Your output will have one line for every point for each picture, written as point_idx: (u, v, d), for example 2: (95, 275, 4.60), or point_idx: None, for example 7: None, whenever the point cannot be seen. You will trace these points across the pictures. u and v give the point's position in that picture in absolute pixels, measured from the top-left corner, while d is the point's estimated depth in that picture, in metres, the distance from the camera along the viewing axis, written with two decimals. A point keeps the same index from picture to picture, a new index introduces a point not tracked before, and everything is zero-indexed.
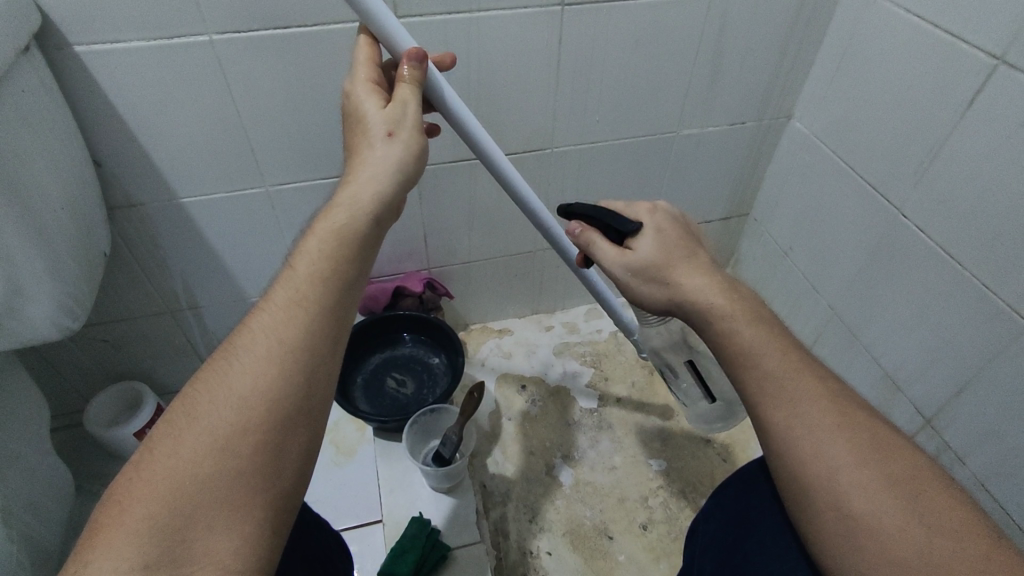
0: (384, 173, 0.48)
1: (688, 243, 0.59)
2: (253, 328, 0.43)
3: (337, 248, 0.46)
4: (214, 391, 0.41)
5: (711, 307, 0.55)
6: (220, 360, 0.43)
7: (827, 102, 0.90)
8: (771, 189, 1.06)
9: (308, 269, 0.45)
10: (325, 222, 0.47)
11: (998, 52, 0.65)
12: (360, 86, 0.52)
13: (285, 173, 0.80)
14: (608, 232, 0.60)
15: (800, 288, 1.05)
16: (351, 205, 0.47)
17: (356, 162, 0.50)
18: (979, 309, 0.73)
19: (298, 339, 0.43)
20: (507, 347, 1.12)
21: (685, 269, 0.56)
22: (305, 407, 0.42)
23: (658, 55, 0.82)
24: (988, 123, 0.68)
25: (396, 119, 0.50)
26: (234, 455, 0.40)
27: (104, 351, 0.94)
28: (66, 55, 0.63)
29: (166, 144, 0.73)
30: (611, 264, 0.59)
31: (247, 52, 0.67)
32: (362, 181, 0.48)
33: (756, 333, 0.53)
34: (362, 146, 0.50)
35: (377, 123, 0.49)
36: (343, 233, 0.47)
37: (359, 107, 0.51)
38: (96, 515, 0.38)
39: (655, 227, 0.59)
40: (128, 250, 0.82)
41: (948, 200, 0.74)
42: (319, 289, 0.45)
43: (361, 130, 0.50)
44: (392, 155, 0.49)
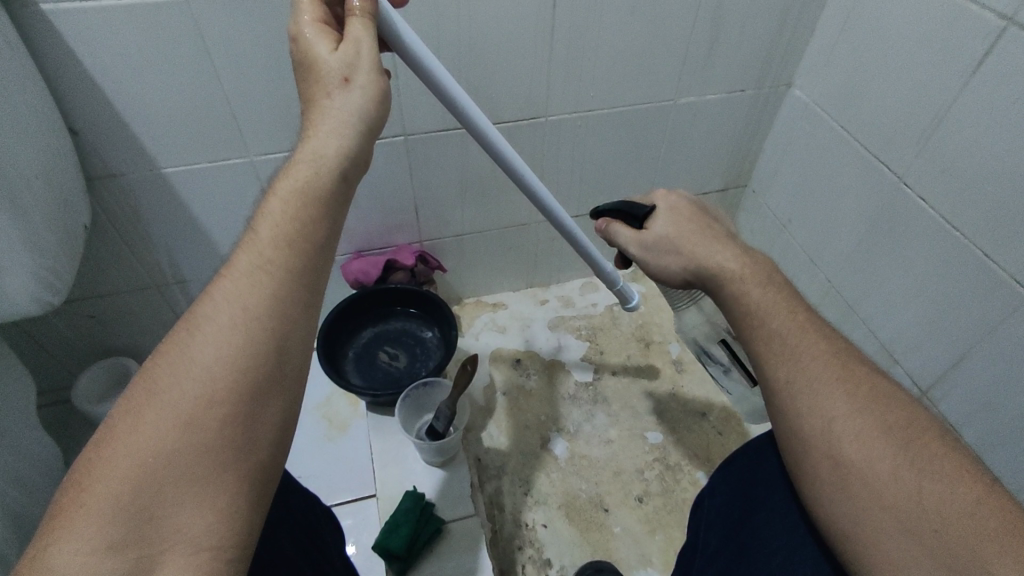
0: (347, 120, 0.46)
1: (702, 219, 0.60)
2: (215, 297, 0.41)
3: (302, 207, 0.44)
4: (176, 363, 0.39)
5: (723, 267, 0.56)
6: (182, 332, 0.41)
7: (830, 67, 0.87)
8: (768, 159, 1.04)
9: (270, 233, 0.43)
10: (287, 182, 0.45)
11: (1009, 11, 0.63)
12: (308, 27, 0.47)
13: (270, 142, 0.77)
14: (629, 217, 0.60)
15: (797, 260, 1.03)
16: (313, 162, 0.45)
17: (315, 114, 0.47)
18: (978, 280, 0.72)
19: (265, 305, 0.41)
20: (500, 322, 1.11)
21: (694, 237, 0.58)
22: (277, 376, 0.41)
23: (656, 19, 0.79)
24: (996, 86, 0.66)
25: (351, 62, 0.46)
26: (202, 428, 0.38)
27: (90, 326, 0.92)
28: (33, 14, 0.60)
29: (144, 111, 0.70)
30: (634, 248, 0.60)
31: (225, 13, 0.64)
32: (322, 135, 0.46)
33: (765, 292, 0.54)
34: (319, 96, 0.46)
35: (331, 68, 0.46)
36: (311, 192, 0.45)
37: (311, 52, 0.46)
38: (59, 494, 0.37)
39: (669, 207, 0.60)
40: (110, 222, 0.80)
41: (951, 168, 0.72)
42: (285, 251, 0.43)
43: (315, 78, 0.47)
44: (351, 104, 0.46)
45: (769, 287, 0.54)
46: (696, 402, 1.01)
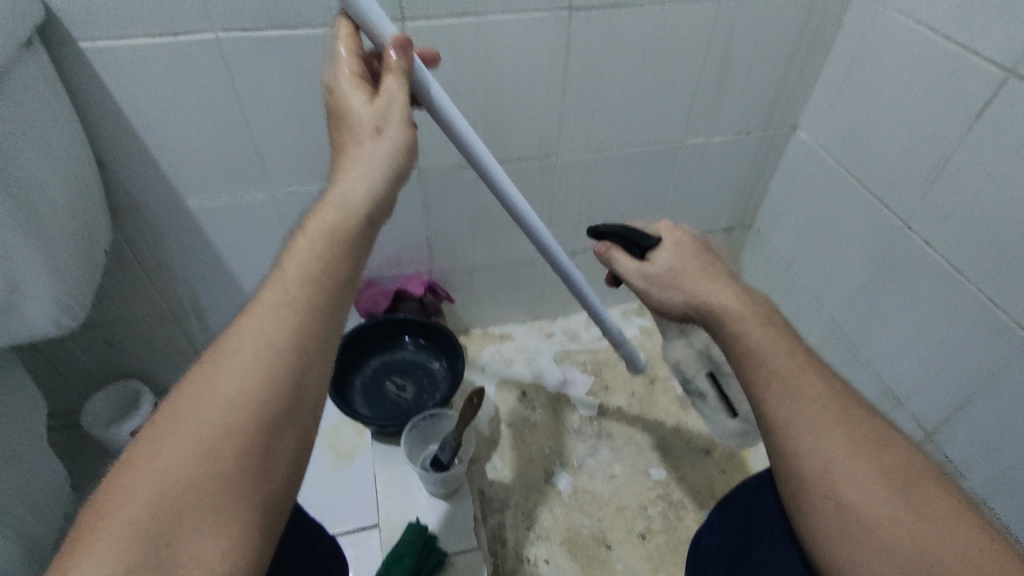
0: (374, 166, 0.48)
1: (706, 256, 0.60)
2: (241, 330, 0.43)
3: (328, 248, 0.46)
4: (201, 393, 0.41)
5: (725, 306, 0.56)
6: (207, 362, 0.42)
7: (834, 113, 0.89)
8: (773, 200, 1.06)
9: (297, 270, 0.44)
10: (316, 222, 0.47)
11: (1008, 65, 0.65)
12: (343, 79, 0.50)
13: (289, 175, 0.80)
14: (631, 245, 0.61)
15: (802, 299, 1.04)
16: (342, 205, 0.47)
17: (345, 160, 0.49)
18: (982, 324, 0.73)
19: (288, 340, 0.42)
20: (507, 354, 1.12)
21: (697, 274, 0.58)
22: (295, 409, 0.42)
23: (665, 65, 0.82)
24: (996, 137, 0.67)
25: (383, 115, 0.48)
26: (221, 457, 0.39)
27: (102, 351, 0.94)
28: (71, 52, 0.62)
29: (170, 143, 0.72)
30: (635, 277, 0.60)
31: (254, 52, 0.67)
32: (350, 180, 0.48)
33: (766, 331, 0.54)
34: (350, 144, 0.49)
35: (364, 120, 0.48)
36: (337, 234, 0.46)
37: (345, 103, 0.49)
38: (80, 518, 0.38)
39: (675, 241, 0.61)
40: (129, 249, 0.82)
41: (955, 213, 0.74)
42: (308, 291, 0.44)
43: (348, 127, 0.49)
44: (380, 153, 0.48)
45: (775, 328, 0.55)
46: (700, 439, 1.01)
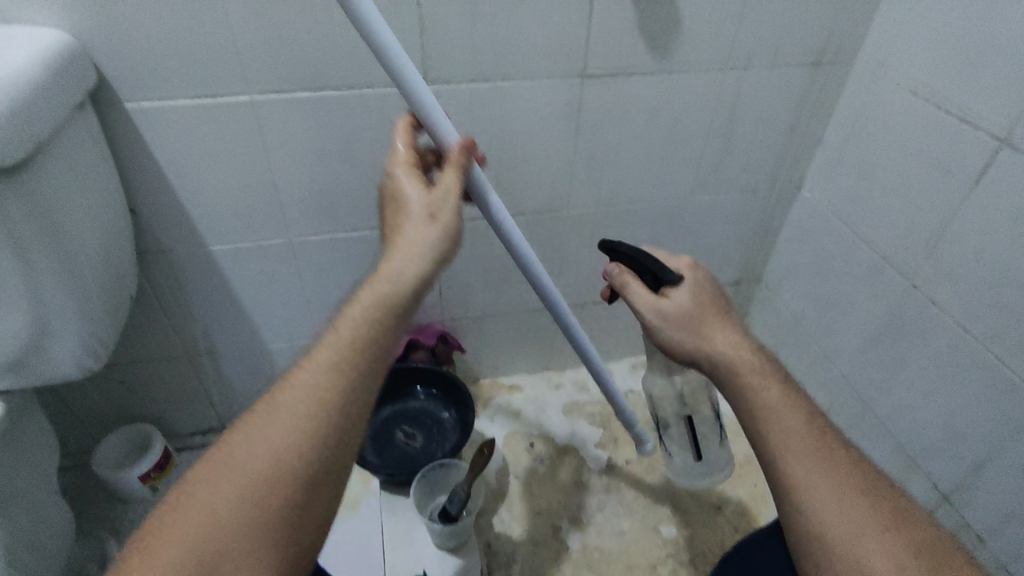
0: (424, 245, 0.49)
1: (722, 302, 0.60)
2: (294, 384, 0.44)
3: (380, 318, 0.47)
4: (251, 443, 0.42)
5: (740, 360, 0.56)
6: (258, 412, 0.44)
7: (837, 174, 0.93)
8: (780, 255, 1.08)
9: (351, 332, 0.46)
10: (369, 292, 0.48)
11: (1002, 134, 0.68)
12: (401, 170, 0.54)
13: (312, 226, 0.83)
14: (648, 279, 0.59)
15: (811, 354, 1.05)
16: (393, 280, 0.48)
17: (396, 240, 0.50)
18: (993, 384, 0.73)
19: (336, 400, 0.44)
20: (516, 404, 1.12)
21: (714, 321, 0.58)
22: (335, 467, 0.43)
23: (673, 127, 0.86)
24: (996, 201, 0.70)
25: (438, 204, 0.51)
26: (264, 509, 0.40)
27: (118, 393, 0.95)
28: (118, 112, 0.67)
29: (201, 195, 0.76)
30: (647, 310, 0.58)
31: (286, 113, 0.71)
32: (400, 257, 0.49)
33: (784, 391, 0.55)
34: (403, 226, 0.51)
35: (421, 207, 0.51)
36: (386, 306, 0.47)
37: (402, 193, 0.52)
38: (127, 555, 0.39)
39: (695, 282, 0.60)
40: (154, 295, 0.84)
41: (960, 273, 0.75)
42: (358, 353, 0.46)
43: (402, 213, 0.52)
44: (429, 238, 0.50)
45: (785, 384, 0.56)
46: (711, 495, 0.99)
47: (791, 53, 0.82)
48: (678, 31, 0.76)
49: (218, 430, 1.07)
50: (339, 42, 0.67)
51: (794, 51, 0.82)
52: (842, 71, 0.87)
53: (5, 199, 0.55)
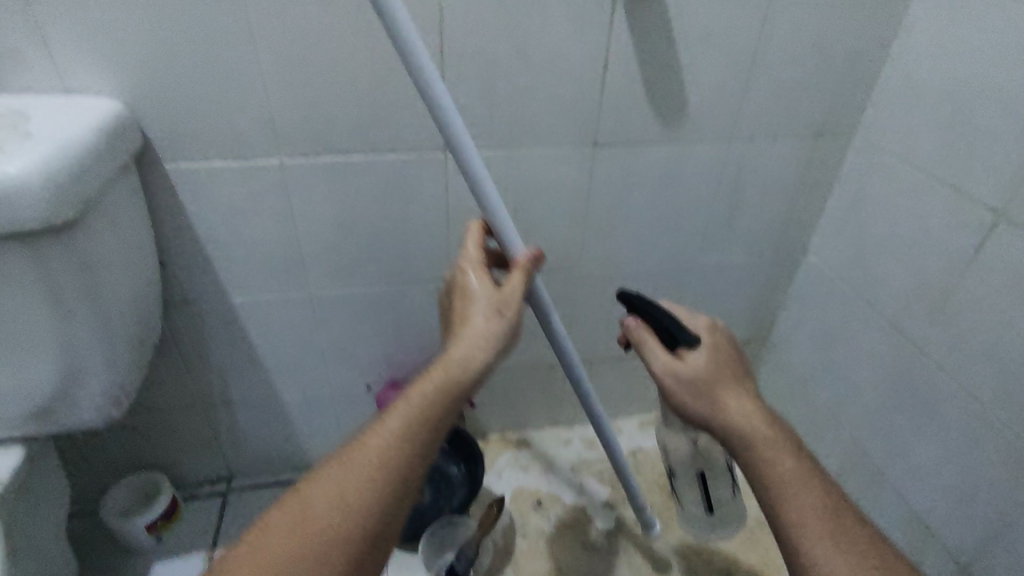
0: (487, 335, 0.53)
1: (737, 366, 0.61)
2: (368, 446, 0.50)
3: (446, 398, 0.52)
4: (327, 495, 0.48)
5: (754, 430, 0.57)
6: (334, 467, 0.50)
7: (841, 239, 0.95)
8: (788, 317, 1.10)
9: (421, 407, 0.51)
10: (438, 372, 0.52)
11: (999, 206, 0.70)
12: (471, 266, 0.58)
13: (331, 281, 0.86)
14: (666, 339, 0.60)
15: (822, 416, 1.05)
16: (461, 366, 0.52)
17: (463, 327, 0.54)
18: (1005, 452, 0.73)
19: (401, 469, 0.49)
20: (524, 460, 1.12)
21: (727, 386, 0.59)
22: (389, 527, 0.49)
23: (681, 192, 0.90)
24: (997, 271, 0.72)
25: (506, 301, 0.54)
26: (328, 559, 0.46)
27: (132, 440, 0.97)
28: (158, 172, 0.72)
29: (228, 249, 0.80)
30: (662, 370, 0.59)
31: (313, 175, 0.76)
32: (465, 347, 0.53)
33: (798, 462, 0.56)
34: (470, 315, 0.54)
35: (491, 302, 0.54)
36: (452, 388, 0.52)
37: (470, 287, 0.56)
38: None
39: (711, 345, 0.61)
40: (176, 343, 0.87)
41: (967, 339, 0.76)
42: (424, 429, 0.51)
43: (470, 303, 0.55)
44: (495, 331, 0.53)
45: (794, 450, 0.57)
46: (722, 560, 0.97)
47: (792, 127, 0.87)
48: (684, 106, 0.81)
49: (227, 479, 1.08)
50: (367, 112, 0.72)
51: (795, 125, 0.87)
52: (842, 144, 0.91)
53: (50, 255, 0.58)
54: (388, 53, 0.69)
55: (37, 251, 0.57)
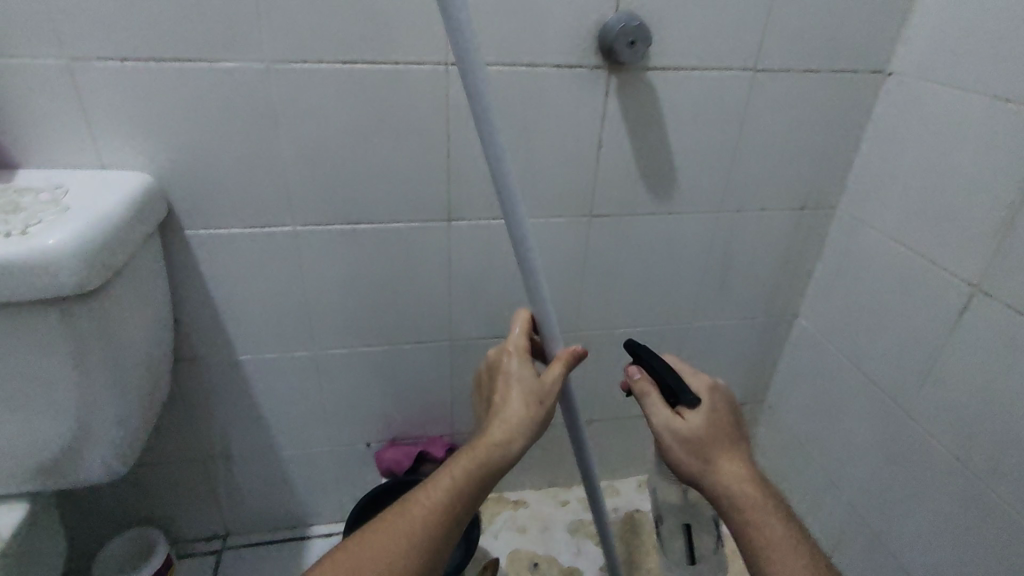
0: (523, 423, 0.58)
1: (735, 428, 0.61)
2: (418, 512, 0.57)
3: (484, 477, 0.58)
4: (381, 551, 0.55)
5: (746, 495, 0.58)
6: (387, 526, 0.57)
7: (828, 307, 0.99)
8: (782, 380, 1.12)
9: (463, 482, 0.58)
10: (479, 450, 0.58)
11: (974, 281, 0.74)
12: (514, 351, 0.63)
13: (335, 341, 0.89)
14: (668, 395, 0.60)
15: (818, 481, 1.05)
16: (498, 447, 0.58)
17: (500, 409, 0.60)
18: (997, 522, 0.73)
19: (442, 537, 0.57)
20: (520, 521, 1.11)
21: (722, 449, 0.59)
22: None
23: (673, 260, 0.94)
24: (976, 343, 0.74)
25: (544, 392, 0.60)
26: None
27: (131, 494, 0.98)
28: (179, 238, 0.76)
29: (239, 310, 0.83)
30: (661, 426, 0.60)
31: (323, 242, 0.80)
32: (503, 432, 0.58)
33: (788, 528, 0.58)
34: (509, 398, 0.59)
35: (532, 391, 0.60)
36: (490, 468, 0.58)
37: (510, 371, 0.61)
38: None
39: (711, 406, 0.60)
40: (183, 400, 0.90)
41: (953, 408, 0.78)
42: (463, 502, 0.58)
43: (510, 387, 0.60)
44: (532, 419, 0.59)
45: (784, 519, 0.58)
46: None
47: (777, 201, 0.92)
48: (674, 181, 0.86)
49: (222, 536, 1.07)
50: (377, 186, 0.77)
51: (780, 200, 0.92)
52: (826, 217, 0.96)
53: (79, 318, 0.61)
54: (398, 133, 0.74)
55: (67, 315, 0.60)
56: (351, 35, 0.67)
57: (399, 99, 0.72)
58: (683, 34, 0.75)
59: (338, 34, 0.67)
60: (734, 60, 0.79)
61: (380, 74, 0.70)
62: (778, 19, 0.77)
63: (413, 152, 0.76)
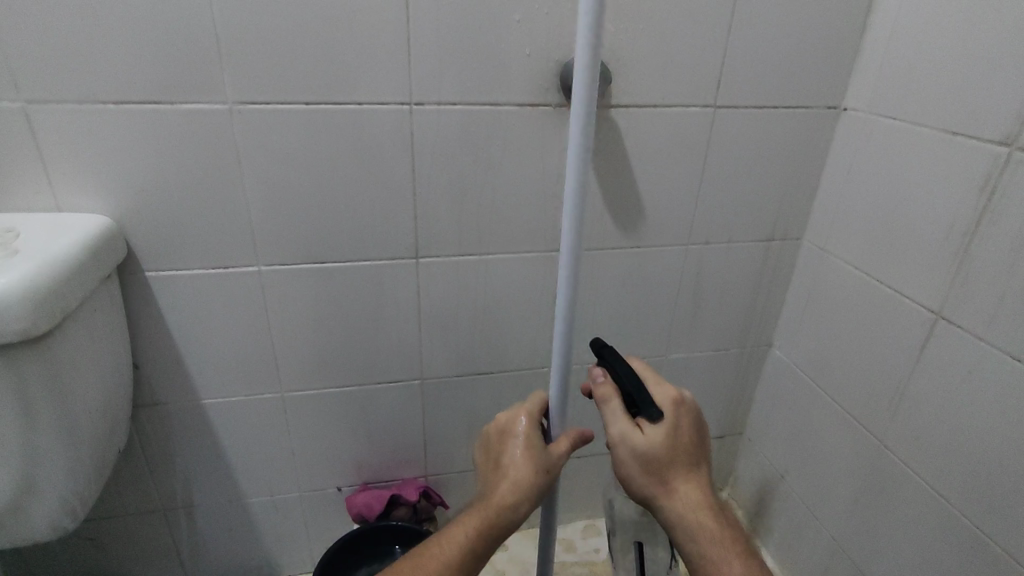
0: (529, 488, 0.59)
1: (698, 451, 0.59)
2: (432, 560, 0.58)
3: (488, 537, 0.59)
4: None
5: (702, 526, 0.57)
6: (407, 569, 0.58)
7: (801, 337, 0.99)
8: (760, 410, 1.12)
9: (472, 539, 0.59)
10: (488, 511, 0.59)
11: (936, 308, 0.75)
12: (524, 416, 0.63)
13: (302, 382, 0.87)
14: (629, 404, 0.58)
15: (800, 513, 1.03)
16: (505, 508, 0.59)
17: (507, 472, 0.60)
18: (975, 552, 0.72)
19: None
20: (500, 565, 1.08)
21: (680, 471, 0.58)
22: None
23: (644, 292, 0.94)
24: (942, 369, 0.75)
25: (551, 461, 0.61)
26: None
27: (85, 549, 0.93)
28: (139, 279, 0.74)
29: (202, 352, 0.81)
30: (618, 436, 0.58)
31: (289, 281, 0.79)
32: (513, 494, 0.59)
33: (748, 568, 0.56)
34: (517, 463, 0.60)
35: (539, 460, 0.60)
36: (496, 529, 0.59)
37: (520, 435, 0.62)
38: None
39: (674, 421, 0.58)
40: (142, 447, 0.86)
41: (923, 435, 0.78)
42: (470, 558, 0.59)
43: (517, 451, 0.61)
44: (538, 486, 0.60)
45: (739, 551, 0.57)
46: None
47: (745, 232, 0.93)
48: (642, 214, 0.87)
49: None
50: (344, 224, 0.77)
51: (748, 231, 0.93)
52: (794, 247, 0.97)
53: (27, 364, 0.59)
54: (364, 170, 0.74)
55: (14, 361, 0.58)
56: (315, 76, 0.68)
57: (365, 137, 0.72)
58: (644, 73, 0.78)
59: (301, 75, 0.67)
60: (693, 98, 0.81)
61: (344, 114, 0.70)
62: (735, 58, 0.79)
63: (379, 190, 0.76)
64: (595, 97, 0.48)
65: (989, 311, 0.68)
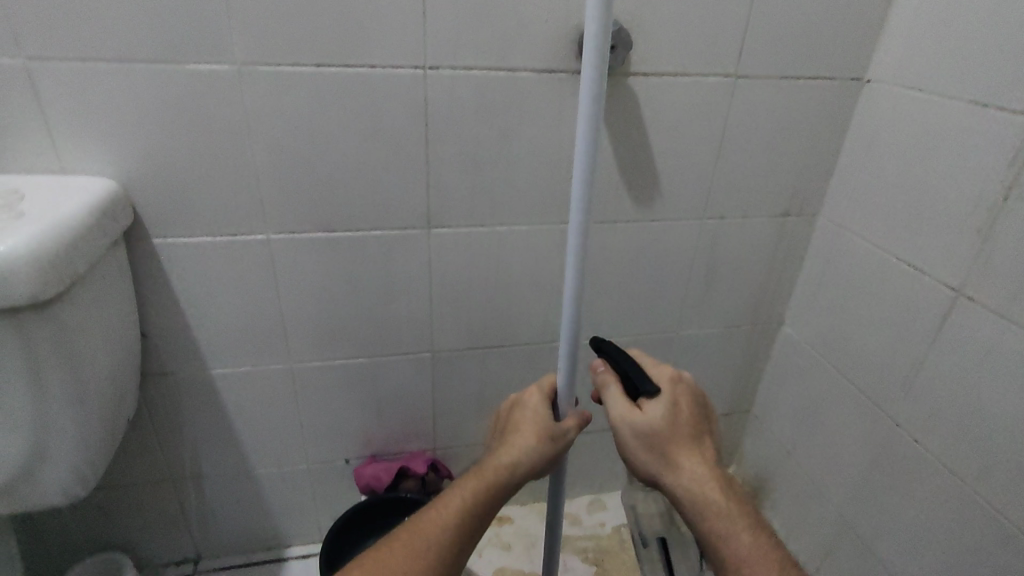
0: (531, 452, 0.59)
1: (700, 426, 0.58)
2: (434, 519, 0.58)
3: (489, 500, 0.59)
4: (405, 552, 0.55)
5: (708, 501, 0.56)
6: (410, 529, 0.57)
7: (813, 314, 0.98)
8: (768, 388, 1.11)
9: (474, 500, 0.58)
10: (489, 474, 0.59)
11: (956, 285, 0.74)
12: (532, 393, 0.63)
13: (311, 354, 0.86)
14: (627, 386, 0.58)
15: (806, 490, 1.04)
16: (506, 471, 0.59)
17: (510, 439, 0.60)
18: (985, 529, 0.72)
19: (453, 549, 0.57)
20: (506, 538, 1.08)
21: (683, 445, 0.57)
22: None
23: (657, 267, 0.93)
24: (959, 347, 0.74)
25: (555, 430, 0.60)
26: None
27: (94, 517, 0.93)
28: (146, 246, 0.73)
29: (210, 322, 0.80)
30: (617, 417, 0.58)
31: (298, 250, 0.77)
32: (513, 458, 0.59)
33: (757, 540, 0.55)
34: (521, 431, 0.60)
35: (542, 426, 0.60)
36: (496, 492, 0.59)
37: (527, 408, 0.62)
38: None
39: (673, 398, 0.58)
40: (150, 417, 0.86)
41: (937, 413, 0.78)
42: (472, 522, 0.58)
43: (523, 420, 0.61)
44: (541, 451, 0.60)
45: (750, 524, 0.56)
46: None
47: (761, 207, 0.92)
48: (658, 187, 0.86)
49: (194, 560, 1.03)
50: (355, 192, 0.75)
51: (764, 206, 0.92)
52: (809, 223, 0.96)
53: (36, 330, 0.58)
54: (376, 137, 0.72)
55: (22, 327, 0.57)
56: (327, 37, 0.66)
57: (377, 103, 0.70)
58: (665, 39, 0.75)
59: (312, 36, 0.65)
60: (714, 67, 0.78)
61: (356, 78, 0.68)
62: (759, 25, 0.77)
63: (391, 158, 0.74)
64: (606, 61, 0.46)
65: (1012, 288, 0.67)
